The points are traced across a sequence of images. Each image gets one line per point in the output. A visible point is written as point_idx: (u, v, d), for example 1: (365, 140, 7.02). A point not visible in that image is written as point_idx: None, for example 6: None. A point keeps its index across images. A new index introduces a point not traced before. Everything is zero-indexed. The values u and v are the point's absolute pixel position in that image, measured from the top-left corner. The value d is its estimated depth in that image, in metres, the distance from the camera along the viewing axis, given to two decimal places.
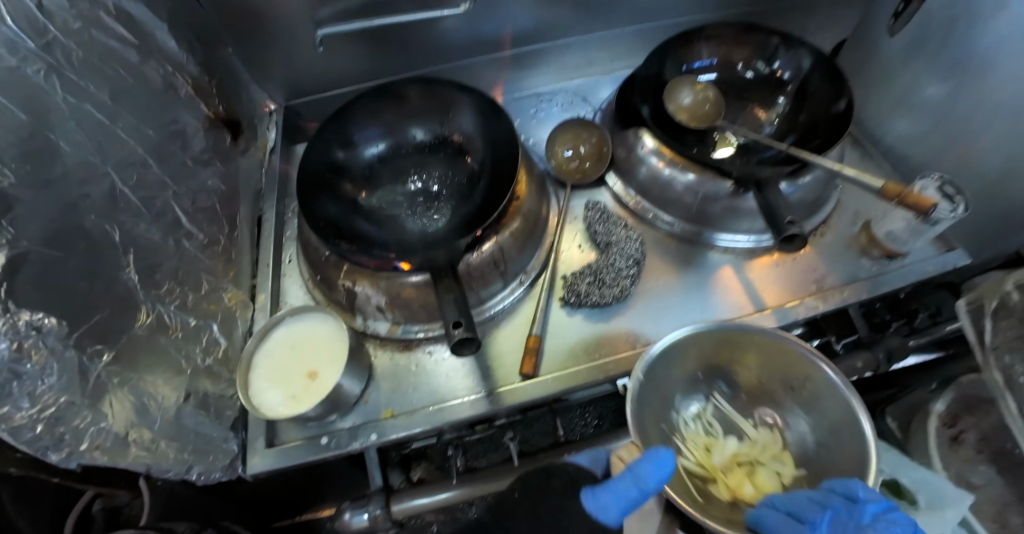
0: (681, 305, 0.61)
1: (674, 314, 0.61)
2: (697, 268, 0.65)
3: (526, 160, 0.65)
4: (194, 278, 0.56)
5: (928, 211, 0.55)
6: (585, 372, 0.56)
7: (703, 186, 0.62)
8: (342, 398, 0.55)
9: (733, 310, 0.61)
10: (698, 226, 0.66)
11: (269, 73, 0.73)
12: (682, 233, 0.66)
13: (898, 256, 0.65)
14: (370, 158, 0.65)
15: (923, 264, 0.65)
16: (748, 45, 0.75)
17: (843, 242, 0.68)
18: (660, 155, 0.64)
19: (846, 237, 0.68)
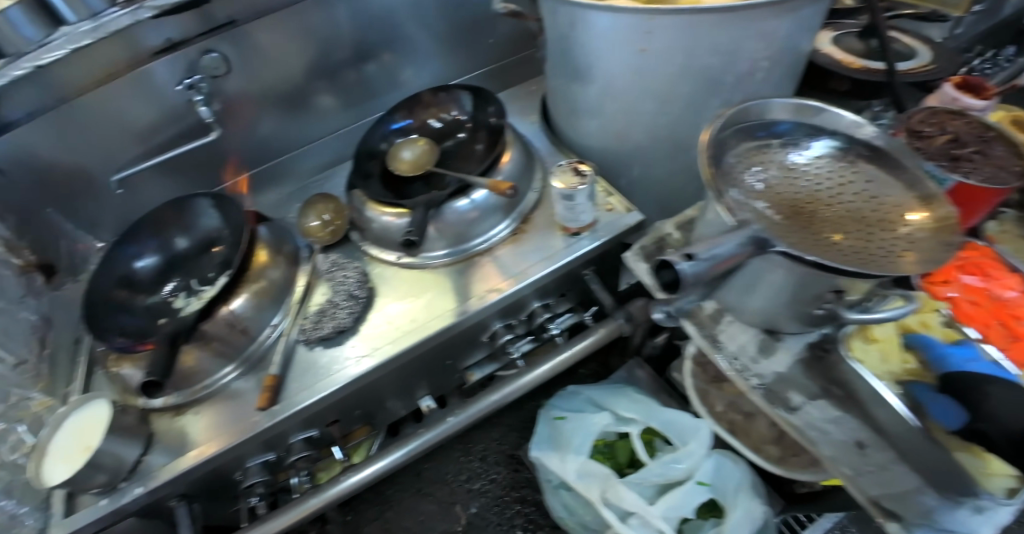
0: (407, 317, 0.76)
1: (396, 322, 0.75)
2: (439, 281, 0.79)
3: (276, 239, 0.83)
4: (2, 393, 0.71)
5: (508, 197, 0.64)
6: (325, 389, 0.69)
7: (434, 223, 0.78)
8: (120, 465, 0.68)
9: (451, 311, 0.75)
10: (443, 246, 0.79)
11: (91, 218, 0.95)
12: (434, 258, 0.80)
13: (582, 231, 0.77)
14: (144, 268, 0.81)
15: (600, 231, 0.78)
16: (434, 105, 0.89)
17: (545, 229, 0.81)
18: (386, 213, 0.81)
19: (546, 226, 0.81)
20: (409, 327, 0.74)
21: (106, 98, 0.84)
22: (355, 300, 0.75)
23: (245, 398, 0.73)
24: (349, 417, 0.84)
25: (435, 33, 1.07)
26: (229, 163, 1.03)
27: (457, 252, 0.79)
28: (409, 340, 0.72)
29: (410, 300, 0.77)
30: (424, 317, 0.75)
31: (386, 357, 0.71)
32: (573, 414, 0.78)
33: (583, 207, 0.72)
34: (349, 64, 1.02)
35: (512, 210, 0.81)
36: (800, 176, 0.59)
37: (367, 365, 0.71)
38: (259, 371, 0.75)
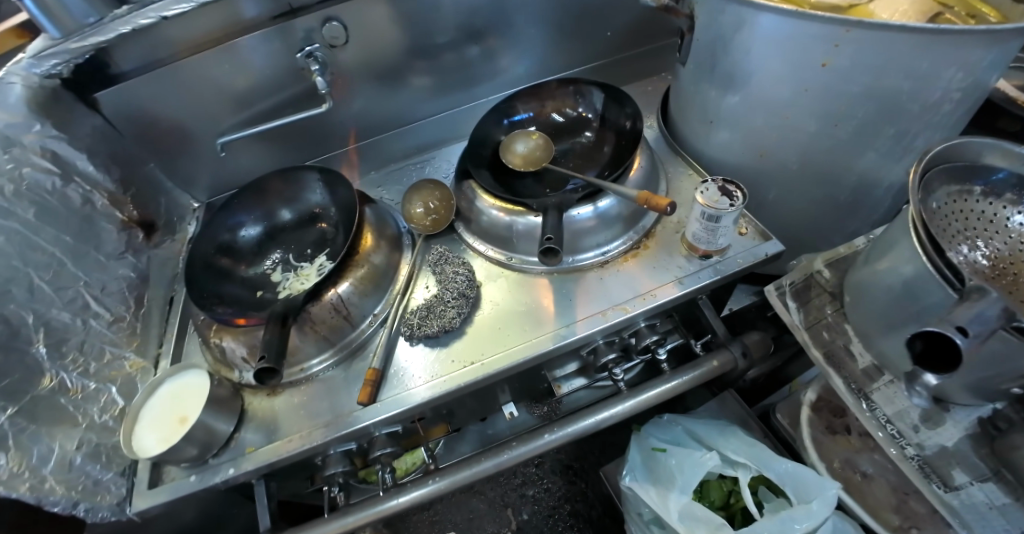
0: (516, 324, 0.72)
1: (505, 328, 0.70)
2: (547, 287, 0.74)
3: (378, 220, 0.79)
4: (97, 349, 0.70)
5: (666, 210, 0.56)
6: (424, 392, 0.65)
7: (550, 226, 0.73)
8: (211, 439, 0.66)
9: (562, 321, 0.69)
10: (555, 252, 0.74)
11: (188, 177, 0.94)
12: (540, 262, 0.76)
13: (715, 254, 0.70)
14: (248, 237, 0.79)
15: (736, 257, 0.70)
16: (557, 98, 0.84)
17: (670, 246, 0.74)
18: (496, 207, 0.76)
19: (671, 244, 0.74)
20: (519, 336, 0.69)
21: (222, 57, 0.81)
22: (463, 299, 0.71)
23: (341, 389, 0.70)
24: (435, 417, 0.80)
25: (552, 18, 0.98)
26: (328, 138, 0.99)
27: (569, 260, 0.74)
28: (521, 351, 0.67)
29: (516, 305, 0.72)
30: (536, 328, 0.69)
31: (493, 366, 0.66)
32: (676, 448, 0.73)
33: (721, 229, 0.66)
34: (454, 45, 0.95)
35: (634, 222, 0.75)
36: (1002, 235, 0.54)
37: (471, 370, 0.66)
38: (356, 362, 0.71)
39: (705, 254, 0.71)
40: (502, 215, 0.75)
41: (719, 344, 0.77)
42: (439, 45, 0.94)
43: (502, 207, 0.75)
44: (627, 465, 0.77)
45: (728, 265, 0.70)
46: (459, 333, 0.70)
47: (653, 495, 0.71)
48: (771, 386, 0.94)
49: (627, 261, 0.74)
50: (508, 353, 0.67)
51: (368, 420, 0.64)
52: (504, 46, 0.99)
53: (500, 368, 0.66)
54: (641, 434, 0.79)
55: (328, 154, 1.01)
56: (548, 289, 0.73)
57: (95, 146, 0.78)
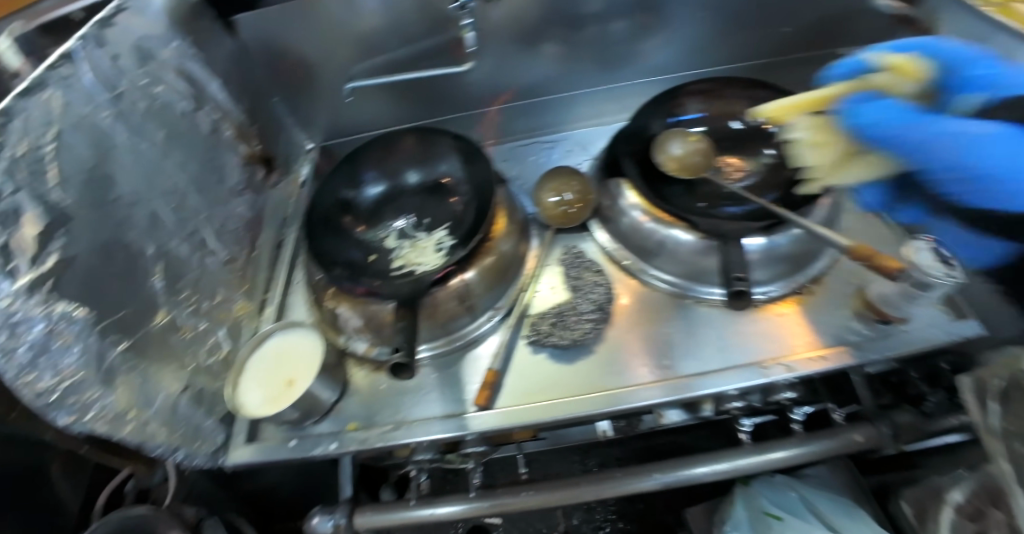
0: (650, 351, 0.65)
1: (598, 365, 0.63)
2: (679, 319, 0.66)
3: (510, 203, 0.72)
4: (210, 288, 0.66)
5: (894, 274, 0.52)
6: (537, 411, 0.59)
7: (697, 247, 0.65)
8: (313, 407, 0.62)
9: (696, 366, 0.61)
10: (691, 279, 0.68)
11: (308, 117, 0.88)
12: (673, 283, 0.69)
13: (897, 322, 0.60)
14: (372, 196, 0.74)
15: (928, 330, 0.59)
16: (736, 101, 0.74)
17: (841, 300, 0.65)
18: (641, 209, 0.67)
19: (841, 297, 0.65)
20: (624, 374, 0.62)
21: None
22: (602, 313, 0.65)
23: (451, 383, 0.64)
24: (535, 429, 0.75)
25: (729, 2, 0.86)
26: (456, 100, 0.91)
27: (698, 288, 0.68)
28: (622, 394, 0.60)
29: (647, 333, 0.65)
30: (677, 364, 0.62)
31: (616, 399, 0.59)
32: (794, 521, 0.67)
33: (922, 296, 0.57)
34: (613, 16, 0.84)
35: (803, 265, 0.66)
36: None
37: (596, 395, 0.60)
38: (470, 355, 0.66)
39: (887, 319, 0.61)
40: (646, 220, 0.66)
41: (866, 418, 0.68)
42: (597, 14, 0.84)
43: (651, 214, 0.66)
44: (729, 521, 0.71)
45: (917, 337, 0.59)
46: (588, 351, 0.64)
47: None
48: (892, 460, 0.84)
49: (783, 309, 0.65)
50: (636, 387, 0.60)
51: (477, 427, 0.59)
52: (667, 25, 0.87)
53: (625, 403, 0.59)
54: (750, 490, 0.73)
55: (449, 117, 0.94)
56: (682, 321, 0.66)
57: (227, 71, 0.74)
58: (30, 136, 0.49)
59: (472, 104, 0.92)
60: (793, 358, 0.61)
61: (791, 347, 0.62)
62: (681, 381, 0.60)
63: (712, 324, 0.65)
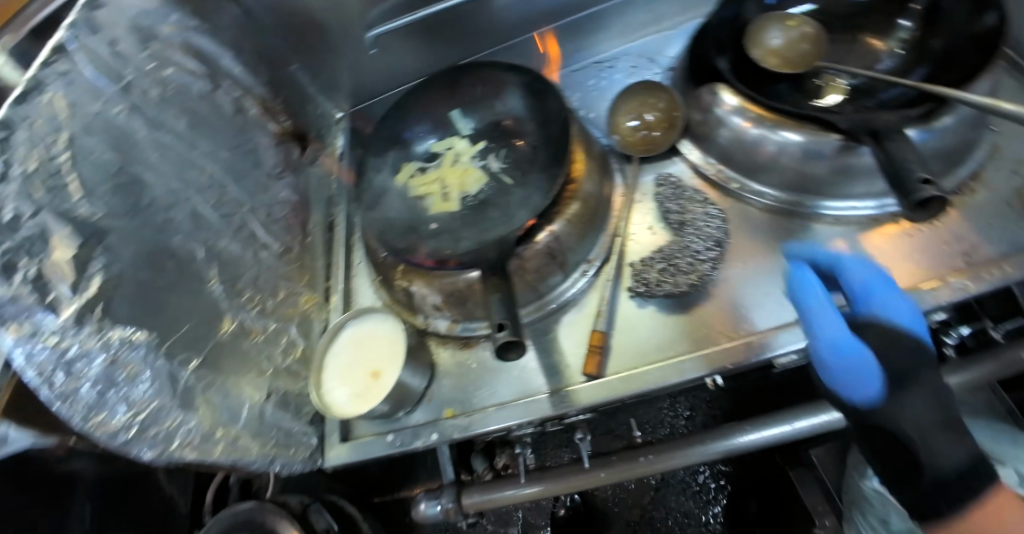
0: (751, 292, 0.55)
1: (697, 319, 0.53)
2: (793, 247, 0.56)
3: (584, 136, 0.62)
4: (271, 285, 0.60)
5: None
6: (657, 371, 0.51)
7: (810, 150, 0.54)
8: (405, 396, 0.56)
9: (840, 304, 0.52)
10: (799, 193, 0.58)
11: (333, 79, 0.79)
12: (774, 199, 0.59)
13: None
14: (423, 152, 0.65)
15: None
16: None
17: (1004, 199, 0.55)
18: (743, 113, 0.56)
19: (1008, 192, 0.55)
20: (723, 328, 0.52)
21: None
22: (719, 250, 0.54)
23: (551, 350, 0.57)
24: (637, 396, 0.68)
25: None
26: (495, 34, 0.77)
27: (809, 204, 0.58)
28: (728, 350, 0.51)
29: (768, 265, 0.55)
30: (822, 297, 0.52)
31: (753, 347, 0.50)
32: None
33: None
34: None
35: (956, 162, 0.56)
36: None
37: (733, 343, 0.51)
38: (564, 317, 0.58)
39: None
40: (749, 126, 0.56)
41: None
42: None
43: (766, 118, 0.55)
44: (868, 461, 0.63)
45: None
46: (706, 296, 0.54)
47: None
48: None
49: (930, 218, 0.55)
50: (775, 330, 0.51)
51: (590, 398, 0.52)
52: None
53: (761, 352, 0.50)
54: None
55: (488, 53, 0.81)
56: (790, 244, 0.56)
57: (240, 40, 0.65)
58: (40, 146, 0.41)
59: (515, 32, 0.78)
60: (964, 275, 0.51)
61: (955, 262, 0.53)
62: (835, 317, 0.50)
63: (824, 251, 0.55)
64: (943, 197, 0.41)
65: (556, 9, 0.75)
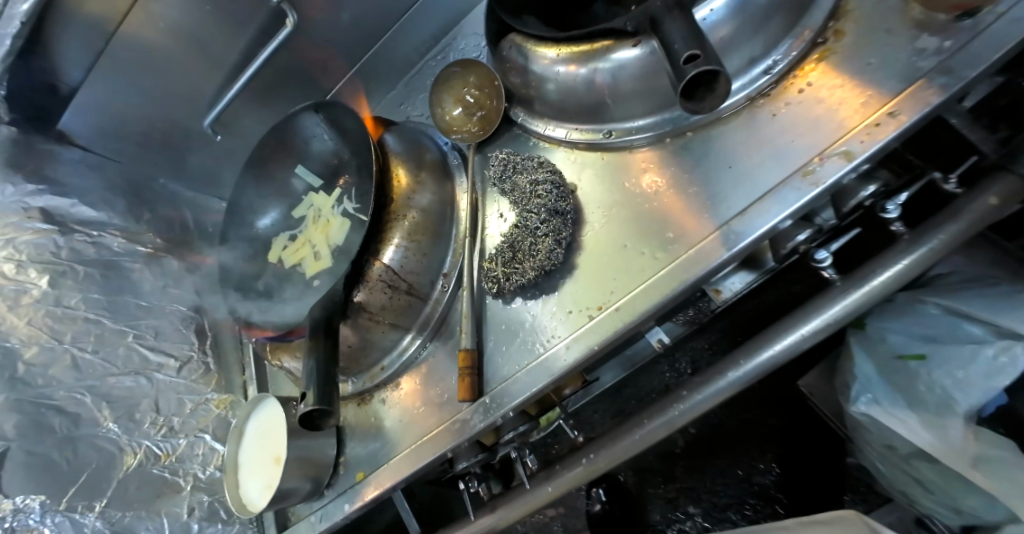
0: (686, 195, 0.47)
1: (631, 247, 0.47)
2: (701, 139, 0.48)
3: (410, 146, 0.57)
4: (175, 402, 0.60)
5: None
6: (623, 310, 0.44)
7: (639, 68, 0.47)
8: (314, 472, 0.54)
9: (795, 160, 0.43)
10: (656, 115, 0.50)
11: None
12: (625, 132, 0.51)
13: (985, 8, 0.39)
14: (274, 225, 0.65)
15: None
16: None
17: (883, 31, 0.44)
18: (564, 59, 0.50)
19: (884, 18, 0.45)
20: (663, 246, 0.45)
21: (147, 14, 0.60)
22: (559, 219, 0.46)
23: (439, 381, 0.53)
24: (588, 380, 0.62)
25: None
26: (331, 68, 0.75)
27: (668, 123, 0.49)
28: (684, 264, 0.43)
29: (677, 173, 0.48)
30: (693, 229, 0.45)
31: (735, 234, 0.42)
32: (942, 354, 0.47)
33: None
34: None
35: (804, 10, 0.46)
36: None
37: (697, 247, 0.43)
38: (445, 341, 0.54)
39: (967, 9, 0.40)
40: (575, 68, 0.49)
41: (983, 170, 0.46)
42: None
43: (572, 55, 0.49)
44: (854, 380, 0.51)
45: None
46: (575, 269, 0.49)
47: (927, 435, 0.46)
48: None
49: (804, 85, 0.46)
50: (750, 209, 0.42)
51: (478, 422, 0.47)
52: None
53: (747, 236, 0.41)
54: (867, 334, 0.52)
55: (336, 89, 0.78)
56: (660, 169, 0.49)
57: (87, 183, 0.67)
58: None
59: (348, 60, 0.74)
60: (853, 136, 0.41)
61: (839, 125, 0.42)
62: (794, 178, 0.41)
63: (727, 140, 0.47)
64: (718, 63, 0.33)
65: (373, 20, 0.71)
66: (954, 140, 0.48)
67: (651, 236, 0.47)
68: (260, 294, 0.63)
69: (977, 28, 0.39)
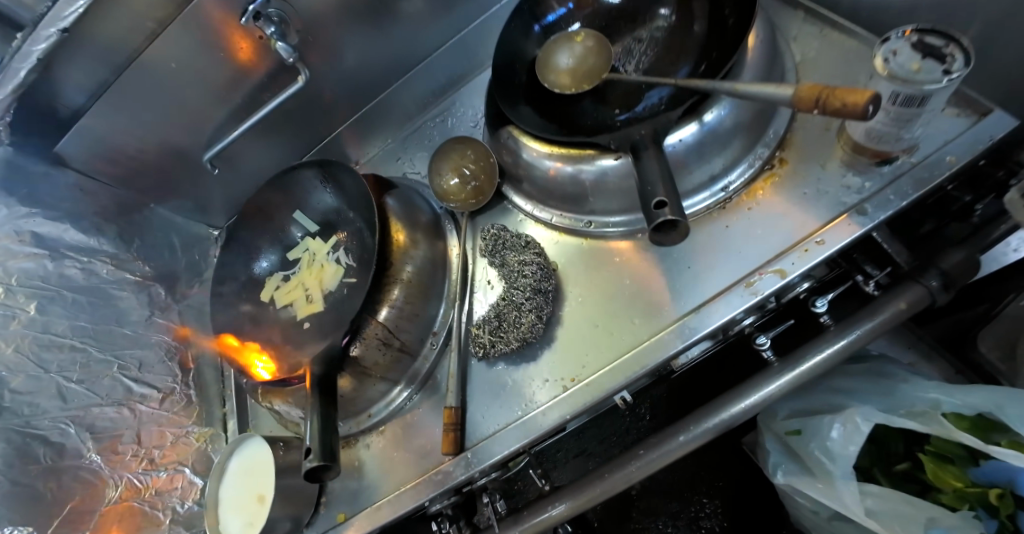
0: (671, 278, 0.53)
1: (619, 314, 0.54)
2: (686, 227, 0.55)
3: (407, 207, 0.62)
4: (156, 434, 0.62)
5: (864, 111, 0.37)
6: (612, 374, 0.50)
7: (620, 172, 0.54)
8: (298, 509, 0.58)
9: (767, 252, 0.50)
10: (625, 211, 0.57)
11: (197, 205, 0.81)
12: (598, 224, 0.58)
13: (898, 156, 0.48)
14: (278, 266, 0.69)
15: (941, 152, 0.47)
16: None
17: (822, 160, 0.53)
18: (551, 156, 0.57)
19: (822, 150, 0.53)
20: (644, 318, 0.52)
21: (162, 54, 0.63)
22: (542, 297, 0.53)
23: (425, 431, 0.57)
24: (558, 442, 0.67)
25: None
26: (332, 111, 0.80)
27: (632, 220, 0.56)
28: (677, 331, 0.50)
29: (655, 261, 0.55)
30: (654, 318, 0.52)
31: (716, 309, 0.49)
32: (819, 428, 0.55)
33: (922, 114, 0.45)
34: None
35: (761, 133, 0.54)
36: None
37: (684, 316, 0.50)
38: (430, 395, 0.58)
39: (886, 158, 0.49)
40: (560, 166, 0.56)
41: (898, 277, 0.54)
42: None
43: (558, 155, 0.56)
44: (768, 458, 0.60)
45: (932, 166, 0.47)
46: (552, 339, 0.55)
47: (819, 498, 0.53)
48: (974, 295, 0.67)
49: (751, 200, 0.54)
50: (724, 291, 0.50)
51: (457, 476, 0.52)
52: None
53: (725, 313, 0.48)
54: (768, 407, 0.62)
55: (334, 133, 0.82)
56: (632, 258, 0.56)
57: (79, 209, 0.68)
58: None
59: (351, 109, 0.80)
60: (786, 255, 0.49)
61: (781, 243, 0.50)
62: (762, 271, 0.49)
63: (699, 238, 0.54)
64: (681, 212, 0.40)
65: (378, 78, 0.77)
66: (881, 252, 0.55)
67: (631, 312, 0.53)
68: (249, 332, 0.65)
69: (895, 172, 0.48)
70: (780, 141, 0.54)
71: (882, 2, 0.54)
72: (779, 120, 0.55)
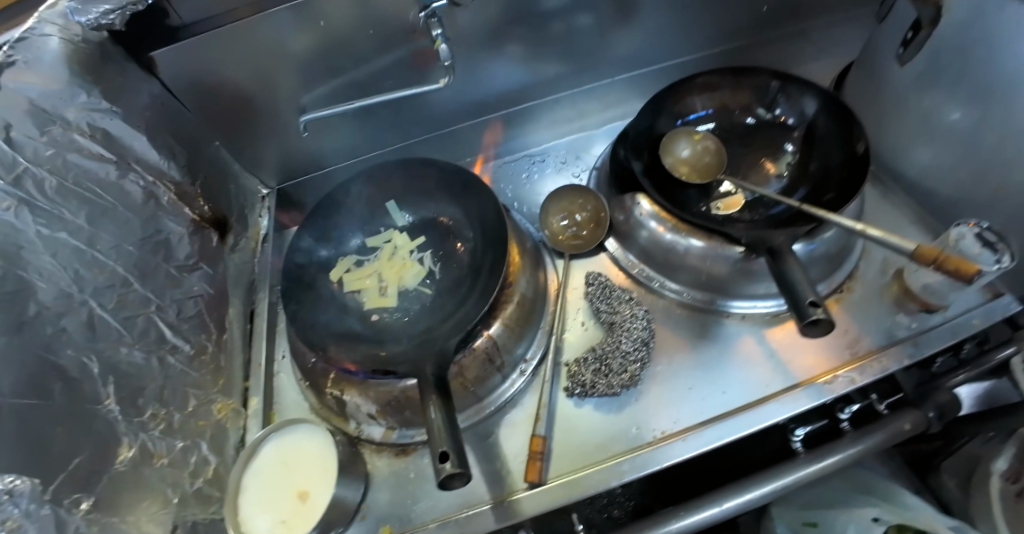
0: (753, 361, 0.60)
1: (705, 381, 0.59)
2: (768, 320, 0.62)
3: (517, 230, 0.64)
4: (180, 395, 0.55)
5: (971, 278, 0.48)
6: (704, 434, 0.54)
7: (714, 256, 0.60)
8: (335, 517, 0.50)
9: (831, 358, 0.59)
10: (710, 293, 0.63)
11: (257, 160, 0.75)
12: (688, 296, 0.64)
13: (939, 309, 0.61)
14: (354, 247, 0.66)
15: (967, 315, 0.61)
16: (747, 90, 0.71)
17: (877, 295, 0.65)
18: (656, 218, 0.62)
19: (876, 289, 0.65)
20: (729, 391, 0.58)
21: (317, 6, 0.61)
22: (648, 349, 0.60)
23: (497, 455, 0.55)
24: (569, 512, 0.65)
25: None
26: (430, 122, 0.80)
27: (718, 302, 0.63)
28: (763, 409, 0.55)
29: (738, 342, 0.61)
30: (740, 393, 0.57)
31: (797, 397, 0.56)
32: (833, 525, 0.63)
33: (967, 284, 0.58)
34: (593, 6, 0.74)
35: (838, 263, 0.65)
36: None
37: (764, 398, 0.57)
38: (505, 418, 0.57)
39: (928, 308, 0.61)
40: (662, 230, 0.62)
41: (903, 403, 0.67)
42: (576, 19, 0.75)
43: (661, 217, 0.62)
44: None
45: (960, 325, 0.60)
46: (641, 390, 0.58)
47: None
48: None
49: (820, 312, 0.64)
50: (796, 385, 0.57)
51: (534, 507, 0.51)
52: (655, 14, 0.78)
53: (807, 401, 0.55)
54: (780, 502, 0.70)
55: (421, 136, 0.82)
56: (717, 333, 0.62)
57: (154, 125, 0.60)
58: None
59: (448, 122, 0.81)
60: (850, 368, 0.58)
61: (843, 353, 0.60)
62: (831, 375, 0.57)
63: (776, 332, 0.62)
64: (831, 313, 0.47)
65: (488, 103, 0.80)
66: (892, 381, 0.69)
67: (717, 382, 0.58)
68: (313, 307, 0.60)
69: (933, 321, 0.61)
70: (847, 270, 0.66)
71: (927, 190, 0.70)
72: (853, 253, 0.66)
